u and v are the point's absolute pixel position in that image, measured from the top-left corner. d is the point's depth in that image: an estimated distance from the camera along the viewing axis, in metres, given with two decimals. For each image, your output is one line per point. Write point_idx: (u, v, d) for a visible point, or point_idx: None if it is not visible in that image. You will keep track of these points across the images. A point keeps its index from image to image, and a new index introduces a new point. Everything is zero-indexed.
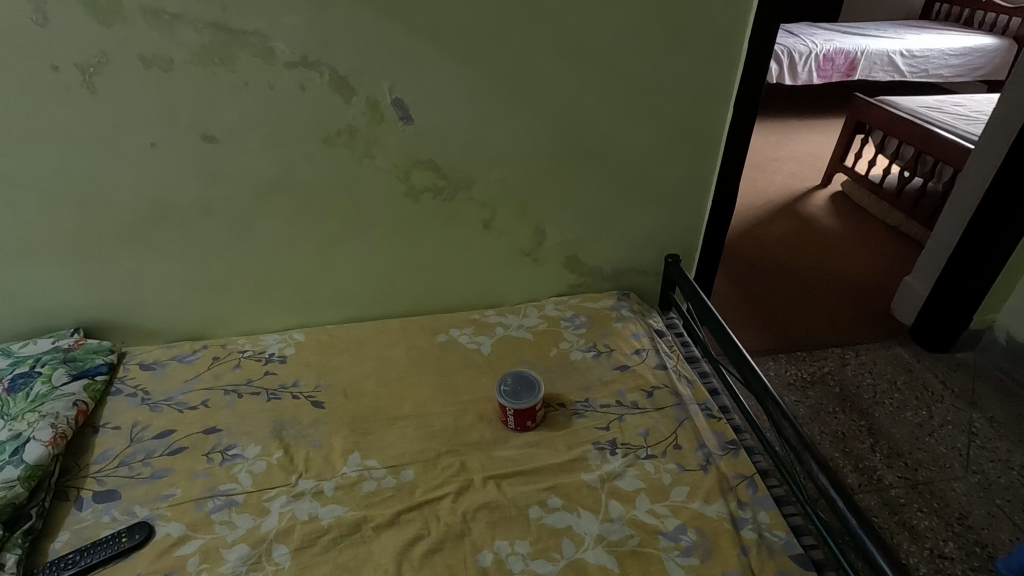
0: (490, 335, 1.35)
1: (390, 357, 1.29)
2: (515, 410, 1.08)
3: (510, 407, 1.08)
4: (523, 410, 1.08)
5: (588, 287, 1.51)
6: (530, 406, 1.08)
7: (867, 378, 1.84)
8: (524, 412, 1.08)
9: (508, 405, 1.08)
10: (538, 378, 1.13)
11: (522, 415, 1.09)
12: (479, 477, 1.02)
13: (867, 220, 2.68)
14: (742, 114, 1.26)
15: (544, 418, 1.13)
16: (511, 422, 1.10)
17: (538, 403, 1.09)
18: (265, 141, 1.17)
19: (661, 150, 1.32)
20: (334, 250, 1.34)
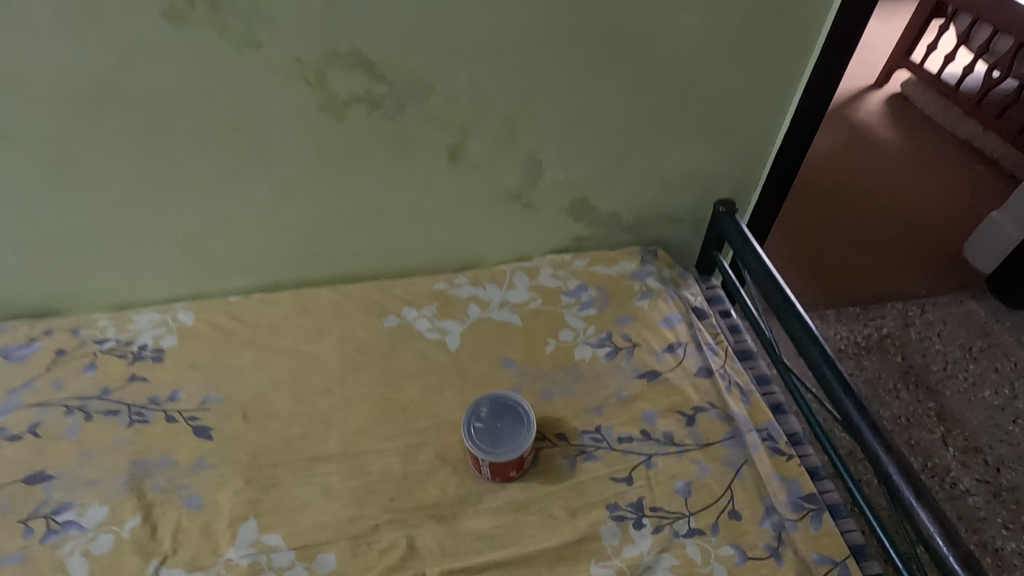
0: (461, 319, 0.94)
1: (314, 353, 0.89)
2: (496, 462, 0.71)
3: (486, 458, 0.71)
4: (507, 461, 0.71)
5: (598, 241, 1.08)
6: (517, 455, 0.71)
7: (935, 344, 1.49)
8: (507, 464, 0.71)
9: (483, 455, 0.71)
10: (525, 404, 0.76)
11: (505, 466, 0.72)
12: (434, 571, 0.68)
13: (932, 133, 2.19)
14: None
15: (536, 460, 0.77)
16: (486, 473, 0.74)
17: (526, 450, 0.72)
18: (62, 13, 0.68)
19: (729, 39, 0.83)
20: (225, 191, 0.89)
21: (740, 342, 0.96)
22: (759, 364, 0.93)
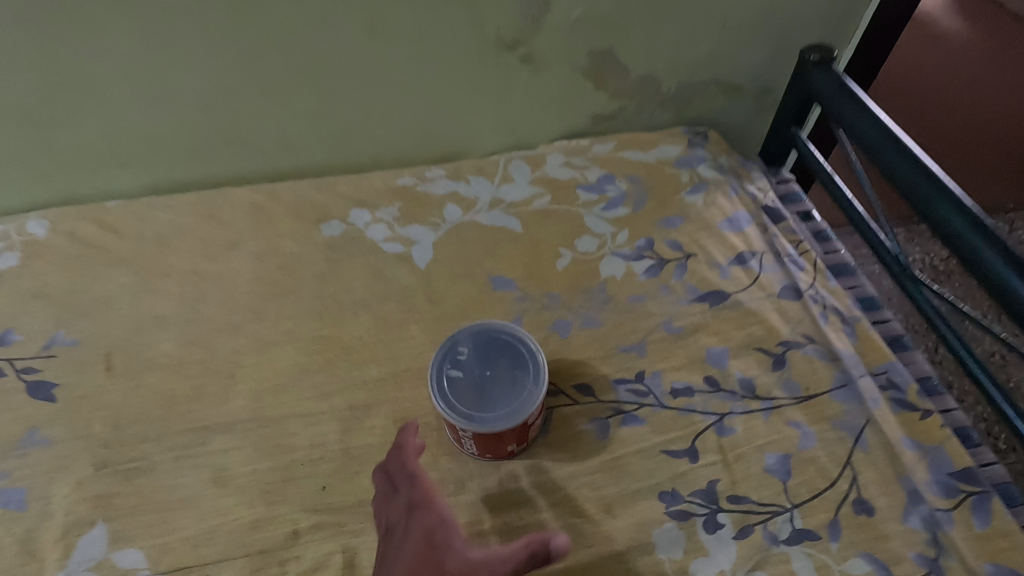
0: (435, 224, 0.65)
1: (218, 274, 0.61)
2: (484, 433, 0.44)
3: (467, 427, 0.44)
4: (503, 431, 0.44)
5: (625, 120, 0.78)
6: (519, 421, 0.44)
7: None
8: (503, 435, 0.45)
9: (463, 422, 0.44)
10: (532, 340, 0.48)
11: (499, 438, 0.45)
12: None
13: (1002, 25, 1.85)
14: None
15: (547, 424, 0.50)
16: (469, 447, 0.47)
17: (533, 412, 0.45)
18: None
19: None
20: (66, 27, 0.58)
21: (832, 254, 0.67)
22: (863, 283, 0.64)
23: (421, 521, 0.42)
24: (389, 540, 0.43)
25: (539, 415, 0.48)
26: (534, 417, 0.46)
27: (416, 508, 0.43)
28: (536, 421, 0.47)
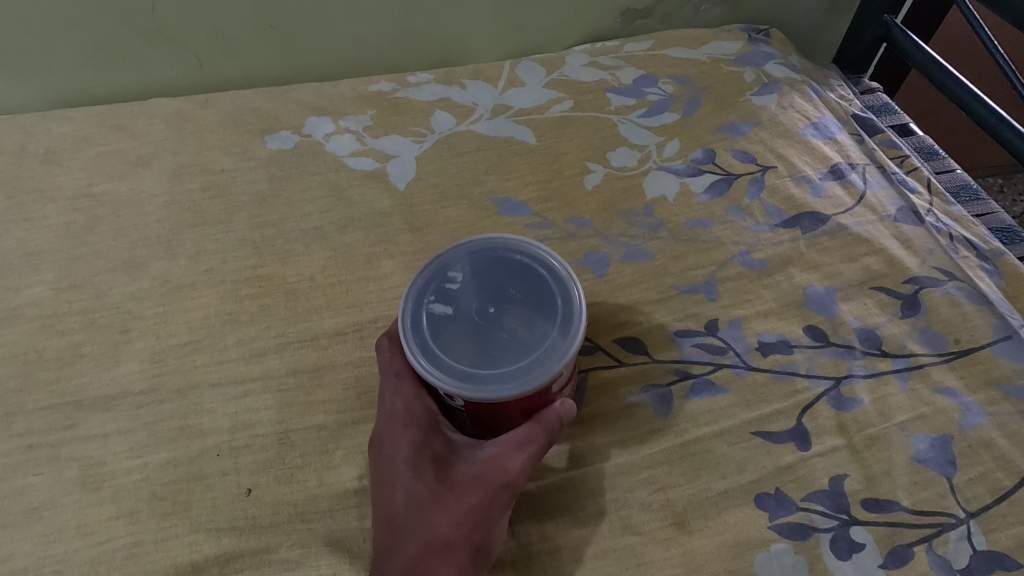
0: (419, 135, 0.49)
1: (124, 198, 0.45)
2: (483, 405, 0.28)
3: (452, 392, 0.28)
4: (511, 399, 0.28)
5: (664, 15, 0.61)
6: (535, 383, 0.28)
7: None
8: (512, 409, 0.29)
9: (446, 383, 0.28)
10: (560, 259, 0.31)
11: (509, 417, 0.29)
12: None
13: None
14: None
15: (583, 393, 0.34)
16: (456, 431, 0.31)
17: (561, 373, 0.28)
18: None
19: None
20: None
21: (946, 173, 0.51)
22: (994, 209, 0.48)
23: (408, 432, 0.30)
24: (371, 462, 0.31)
25: (571, 382, 0.32)
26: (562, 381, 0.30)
27: (403, 409, 0.31)
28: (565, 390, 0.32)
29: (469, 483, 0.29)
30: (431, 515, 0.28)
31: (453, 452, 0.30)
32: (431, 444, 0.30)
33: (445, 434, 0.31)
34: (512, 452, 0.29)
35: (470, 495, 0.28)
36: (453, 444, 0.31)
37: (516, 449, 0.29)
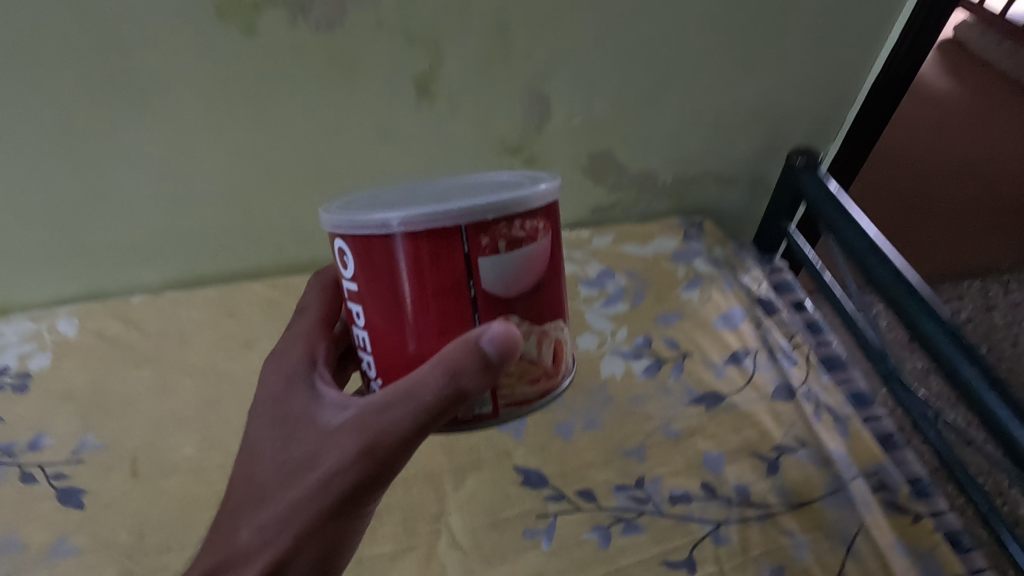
0: None
1: (237, 376, 0.65)
2: (398, 236, 0.28)
3: (369, 227, 0.29)
4: (424, 236, 0.28)
5: (623, 212, 0.82)
6: (454, 224, 0.28)
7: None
8: (441, 273, 0.29)
9: (367, 229, 0.29)
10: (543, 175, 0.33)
11: (440, 297, 0.29)
12: None
13: None
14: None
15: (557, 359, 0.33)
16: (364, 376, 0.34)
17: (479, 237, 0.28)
18: None
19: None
20: (98, 142, 0.62)
21: (824, 346, 0.70)
22: (854, 378, 0.67)
23: (275, 412, 0.38)
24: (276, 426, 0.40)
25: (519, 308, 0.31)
26: (501, 278, 0.30)
27: (285, 380, 0.39)
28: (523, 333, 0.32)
29: (322, 449, 0.34)
30: (263, 498, 0.35)
31: (308, 420, 0.36)
32: (305, 411, 0.37)
33: (320, 401, 0.37)
34: (385, 418, 0.31)
35: (308, 466, 0.34)
36: (326, 408, 0.36)
37: (390, 416, 0.31)
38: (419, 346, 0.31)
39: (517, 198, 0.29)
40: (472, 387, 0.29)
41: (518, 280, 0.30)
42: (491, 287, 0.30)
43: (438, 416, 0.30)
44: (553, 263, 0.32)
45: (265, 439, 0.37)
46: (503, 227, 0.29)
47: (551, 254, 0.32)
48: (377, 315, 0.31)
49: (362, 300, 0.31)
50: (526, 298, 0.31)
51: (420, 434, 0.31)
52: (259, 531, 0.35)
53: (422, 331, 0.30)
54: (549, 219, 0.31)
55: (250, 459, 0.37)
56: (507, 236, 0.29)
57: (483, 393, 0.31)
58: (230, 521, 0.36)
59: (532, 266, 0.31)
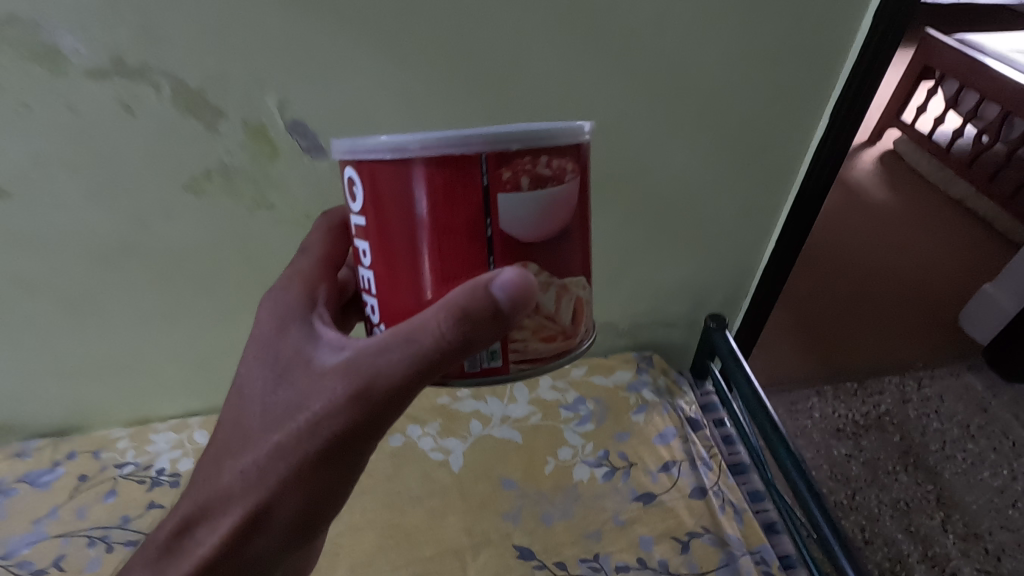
0: (464, 436, 0.98)
1: None
2: (415, 163, 0.35)
3: (377, 151, 0.35)
4: (444, 155, 0.34)
5: (595, 346, 1.11)
6: (473, 150, 0.34)
7: (932, 422, 1.50)
8: (465, 204, 0.36)
9: (380, 153, 0.35)
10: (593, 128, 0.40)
11: (460, 235, 0.37)
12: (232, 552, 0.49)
13: (926, 194, 2.25)
14: (843, 123, 0.77)
15: (577, 315, 0.42)
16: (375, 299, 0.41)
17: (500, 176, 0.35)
18: (82, 188, 0.71)
19: (727, 177, 0.85)
20: (234, 321, 0.91)
21: (734, 454, 0.99)
22: (752, 478, 0.95)
23: (282, 359, 0.47)
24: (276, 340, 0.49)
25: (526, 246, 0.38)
26: (516, 208, 0.36)
27: (287, 329, 0.48)
28: (546, 286, 0.39)
29: (319, 384, 0.43)
30: (264, 438, 0.46)
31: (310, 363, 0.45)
32: (305, 352, 0.46)
33: (318, 342, 0.46)
34: (381, 359, 0.40)
35: (305, 406, 0.44)
36: (325, 351, 0.45)
37: (386, 359, 0.40)
38: (434, 284, 0.38)
39: (540, 131, 0.35)
40: (475, 334, 0.37)
41: (538, 222, 0.37)
42: (511, 225, 0.37)
43: (432, 362, 0.38)
44: (575, 205, 0.39)
45: (265, 380, 0.48)
46: (527, 163, 0.36)
47: (573, 191, 0.39)
48: (393, 241, 0.38)
49: (379, 226, 0.38)
50: (545, 246, 0.38)
51: (410, 379, 0.40)
52: (253, 466, 0.47)
53: (439, 268, 0.37)
54: (576, 162, 0.38)
55: (248, 398, 0.49)
56: (530, 170, 0.36)
57: (489, 343, 0.38)
58: (231, 453, 0.49)
59: (558, 208, 0.38)
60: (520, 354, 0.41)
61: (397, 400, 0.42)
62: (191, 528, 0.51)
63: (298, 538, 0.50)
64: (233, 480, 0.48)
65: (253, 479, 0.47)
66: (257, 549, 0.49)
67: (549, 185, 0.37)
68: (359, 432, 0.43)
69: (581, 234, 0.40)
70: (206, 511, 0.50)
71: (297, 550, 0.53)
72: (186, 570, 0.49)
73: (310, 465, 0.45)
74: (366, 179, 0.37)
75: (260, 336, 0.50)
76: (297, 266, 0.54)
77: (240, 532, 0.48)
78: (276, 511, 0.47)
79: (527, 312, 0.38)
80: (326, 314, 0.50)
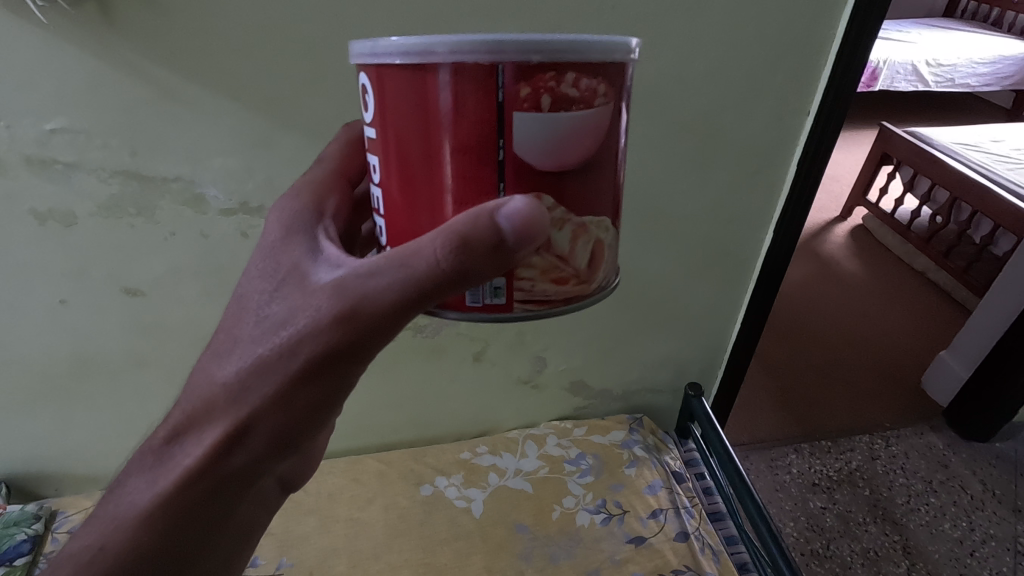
0: (483, 486, 1.16)
1: (364, 522, 1.11)
2: (433, 70, 0.37)
3: (390, 56, 0.37)
4: (459, 64, 0.36)
5: (594, 409, 1.29)
6: (491, 59, 0.36)
7: (898, 477, 1.62)
8: (479, 122, 0.37)
9: (393, 58, 0.37)
10: (637, 52, 0.41)
11: (472, 154, 0.39)
12: (209, 474, 0.54)
13: (893, 266, 2.49)
14: (797, 201, 0.95)
15: (593, 259, 0.44)
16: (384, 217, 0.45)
17: (521, 89, 0.37)
18: (202, 292, 0.92)
19: (700, 276, 1.06)
20: None
21: (713, 503, 1.16)
22: (727, 525, 1.12)
23: (284, 269, 0.51)
24: (278, 242, 0.53)
25: (544, 163, 0.39)
26: (535, 120, 0.38)
27: (292, 240, 0.53)
28: (561, 223, 0.41)
29: (312, 298, 0.47)
30: (245, 353, 0.51)
31: (307, 278, 0.49)
32: (305, 267, 0.50)
33: (319, 259, 0.50)
34: (374, 281, 0.44)
35: (291, 322, 0.48)
36: (324, 268, 0.49)
37: (380, 280, 0.44)
38: (443, 202, 0.40)
39: (564, 47, 0.36)
40: (472, 262, 0.40)
41: (555, 149, 0.39)
42: (524, 149, 0.39)
43: (424, 285, 0.42)
44: (602, 131, 0.40)
45: (261, 293, 0.51)
46: (549, 80, 0.37)
47: (600, 117, 0.40)
48: (404, 153, 0.40)
49: (391, 137, 0.40)
50: (560, 182, 0.40)
51: (399, 300, 0.44)
52: (238, 377, 0.51)
53: (448, 186, 0.40)
54: (608, 86, 0.39)
55: (244, 311, 0.52)
56: (551, 90, 0.37)
57: (489, 274, 0.41)
58: (221, 359, 0.53)
59: (580, 135, 0.40)
60: (526, 294, 0.43)
61: (383, 323, 0.45)
62: (181, 436, 0.55)
63: (278, 451, 0.55)
64: (218, 386, 0.52)
65: (237, 392, 0.51)
66: (241, 461, 0.54)
67: (572, 108, 0.38)
68: (341, 348, 0.47)
69: (604, 168, 0.42)
70: (195, 422, 0.54)
71: (281, 465, 0.58)
72: (172, 477, 0.54)
73: (289, 381, 0.49)
74: (382, 85, 0.39)
75: (266, 245, 0.54)
76: (312, 176, 0.59)
77: (225, 444, 0.53)
78: (259, 425, 0.52)
79: (533, 248, 0.40)
80: (332, 235, 0.54)
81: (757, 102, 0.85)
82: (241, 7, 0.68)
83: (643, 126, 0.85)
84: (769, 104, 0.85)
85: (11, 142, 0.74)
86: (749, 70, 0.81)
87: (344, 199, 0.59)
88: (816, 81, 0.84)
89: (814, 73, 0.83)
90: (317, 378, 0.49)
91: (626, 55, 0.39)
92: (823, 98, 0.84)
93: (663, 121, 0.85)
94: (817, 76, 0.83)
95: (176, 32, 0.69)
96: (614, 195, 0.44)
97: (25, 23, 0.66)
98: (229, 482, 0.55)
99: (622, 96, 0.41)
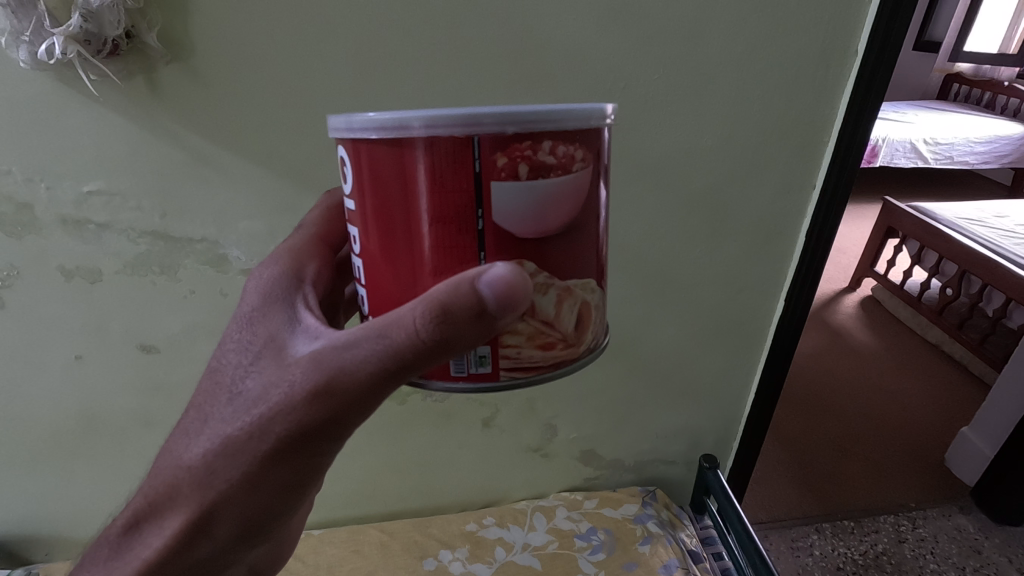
0: (489, 562, 1.11)
1: None
2: (409, 141, 0.37)
3: (366, 130, 0.39)
4: (435, 137, 0.37)
5: (604, 481, 1.25)
6: (467, 131, 0.37)
7: (929, 562, 1.53)
8: (456, 192, 0.38)
9: (369, 133, 0.39)
10: (613, 117, 0.42)
11: (451, 224, 0.39)
12: (170, 564, 0.53)
13: (905, 337, 2.46)
14: (806, 272, 0.96)
15: (580, 322, 0.44)
16: (364, 285, 0.45)
17: (500, 158, 0.38)
18: None
19: (710, 343, 1.05)
20: None
21: None
22: None
23: (261, 338, 0.50)
24: (252, 312, 0.53)
25: (524, 231, 0.40)
26: (514, 188, 0.39)
27: (269, 307, 0.53)
28: (545, 288, 0.42)
29: (286, 371, 0.46)
30: (207, 435, 0.50)
31: (284, 349, 0.48)
32: (282, 337, 0.49)
33: (297, 329, 0.50)
34: (349, 354, 0.44)
35: (266, 399, 0.47)
36: (301, 339, 0.48)
37: (358, 352, 0.43)
38: (423, 271, 0.41)
39: (538, 117, 0.37)
40: (454, 331, 0.40)
41: (534, 216, 0.40)
42: (502, 216, 0.39)
43: (403, 355, 0.42)
44: (582, 194, 0.42)
45: (236, 367, 0.51)
46: (526, 148, 0.38)
47: (580, 181, 0.41)
48: (383, 223, 0.41)
49: (369, 208, 0.41)
50: (542, 248, 0.41)
51: (376, 373, 0.43)
52: (200, 459, 0.50)
53: (428, 257, 0.40)
54: (585, 150, 0.40)
55: (216, 387, 0.51)
56: (529, 158, 0.38)
57: (471, 344, 0.41)
58: (184, 440, 0.52)
59: (559, 199, 0.41)
60: (514, 361, 0.43)
61: (360, 397, 0.45)
62: (140, 525, 0.55)
63: (241, 540, 0.54)
64: (181, 468, 0.51)
65: (200, 475, 0.50)
66: (205, 552, 0.54)
67: (550, 174, 0.39)
68: (313, 425, 0.46)
69: (587, 229, 0.43)
70: (155, 510, 0.53)
71: (250, 551, 0.57)
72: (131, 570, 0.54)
73: (257, 466, 0.49)
74: (360, 157, 0.40)
75: (243, 315, 0.54)
76: (293, 242, 0.61)
77: (188, 534, 0.52)
78: (223, 510, 0.51)
79: (517, 315, 0.41)
80: (311, 301, 0.54)
81: (762, 178, 0.88)
82: (278, 84, 0.73)
83: (653, 197, 0.87)
84: (775, 179, 0.88)
85: (48, 202, 0.78)
86: (752, 149, 0.85)
87: (325, 262, 0.60)
88: (819, 159, 0.87)
89: (817, 150, 0.86)
90: (289, 457, 0.48)
91: (602, 120, 0.41)
92: (828, 175, 0.87)
93: (672, 193, 0.87)
94: (821, 154, 0.87)
95: (216, 104, 0.73)
96: (598, 256, 0.45)
97: (77, 95, 0.71)
98: (193, 569, 0.55)
99: (603, 157, 0.42)
